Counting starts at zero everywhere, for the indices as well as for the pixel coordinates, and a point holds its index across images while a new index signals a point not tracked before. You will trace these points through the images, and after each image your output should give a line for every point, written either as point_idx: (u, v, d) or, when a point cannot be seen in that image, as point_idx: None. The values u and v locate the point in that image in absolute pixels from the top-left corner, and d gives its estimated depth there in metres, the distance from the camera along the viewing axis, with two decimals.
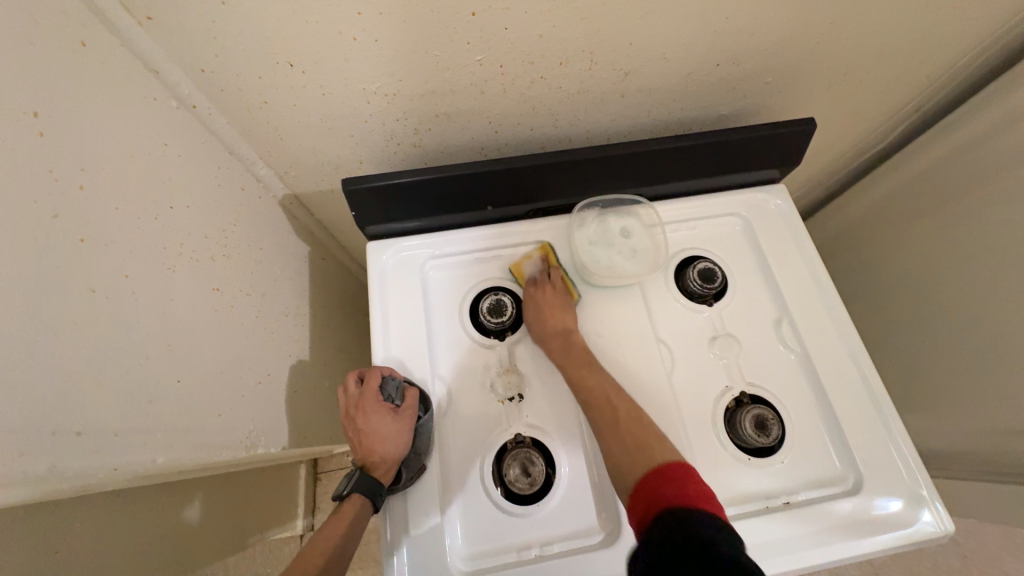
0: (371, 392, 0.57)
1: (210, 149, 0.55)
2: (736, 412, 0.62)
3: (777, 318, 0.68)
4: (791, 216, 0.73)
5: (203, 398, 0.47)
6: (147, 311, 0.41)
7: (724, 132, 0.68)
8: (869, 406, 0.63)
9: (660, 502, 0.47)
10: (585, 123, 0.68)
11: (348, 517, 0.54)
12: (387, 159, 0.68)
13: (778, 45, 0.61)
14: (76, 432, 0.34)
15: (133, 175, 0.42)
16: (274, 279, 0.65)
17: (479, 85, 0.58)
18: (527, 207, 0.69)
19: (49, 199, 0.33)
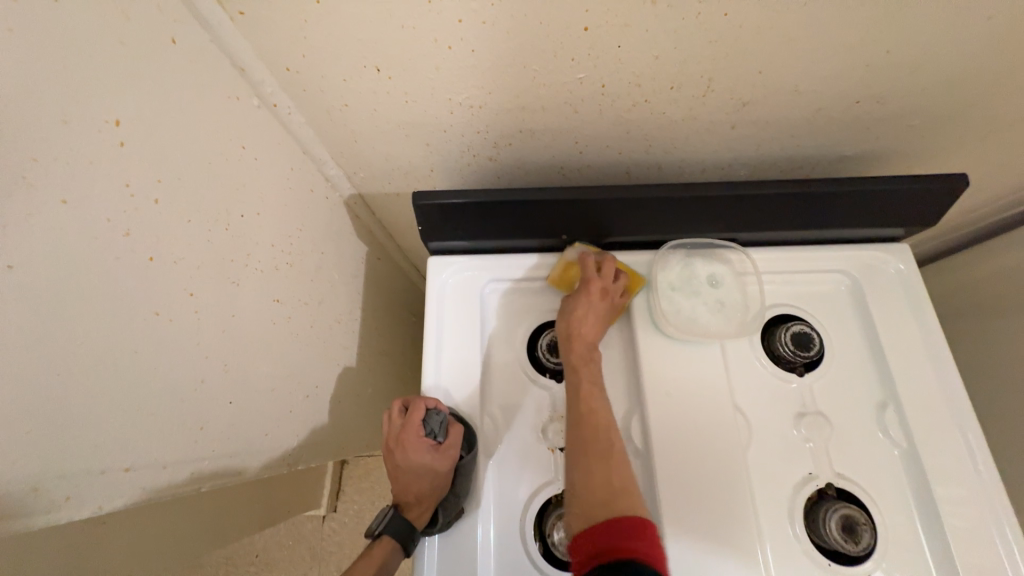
0: (411, 426, 0.54)
1: (285, 149, 0.52)
2: (820, 507, 0.54)
3: (880, 403, 0.59)
4: (914, 284, 0.62)
5: (251, 418, 0.45)
6: (207, 331, 0.38)
7: (849, 180, 0.58)
8: (988, 528, 0.53)
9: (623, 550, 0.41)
10: (683, 151, 0.61)
11: (377, 560, 0.54)
12: (459, 170, 0.63)
13: (941, 85, 0.51)
14: (126, 468, 0.32)
15: (209, 184, 0.39)
16: (331, 284, 0.62)
17: (574, 103, 0.52)
18: (604, 239, 0.63)
19: (122, 216, 0.31)
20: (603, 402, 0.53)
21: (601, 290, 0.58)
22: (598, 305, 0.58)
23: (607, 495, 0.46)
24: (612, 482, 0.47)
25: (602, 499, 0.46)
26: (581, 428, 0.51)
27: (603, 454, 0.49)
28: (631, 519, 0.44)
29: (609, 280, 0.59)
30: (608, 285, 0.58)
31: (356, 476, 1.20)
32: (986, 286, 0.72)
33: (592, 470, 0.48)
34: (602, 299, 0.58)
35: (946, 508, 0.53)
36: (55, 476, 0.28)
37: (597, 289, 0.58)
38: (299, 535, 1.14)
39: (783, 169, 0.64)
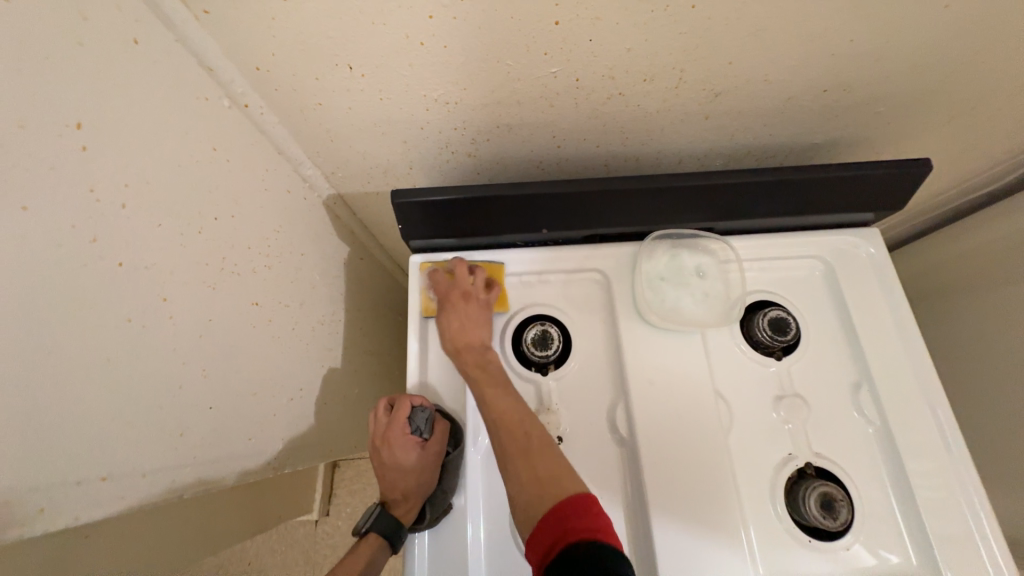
0: (398, 424, 0.55)
1: (259, 150, 0.52)
2: (799, 486, 0.56)
3: (854, 383, 0.61)
4: (885, 268, 0.64)
5: (233, 422, 0.44)
6: (183, 337, 0.38)
7: (818, 167, 0.59)
8: (957, 498, 0.55)
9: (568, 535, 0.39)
10: (659, 143, 0.61)
11: (364, 559, 0.54)
12: (438, 167, 0.63)
13: (904, 73, 0.52)
14: (102, 478, 0.31)
15: (178, 187, 0.38)
16: (313, 286, 0.62)
17: (549, 98, 0.52)
18: (584, 232, 0.64)
19: (88, 222, 0.30)
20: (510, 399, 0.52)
21: (464, 294, 0.60)
22: (471, 309, 0.59)
23: (540, 487, 0.44)
24: (538, 473, 0.45)
25: (534, 487, 0.44)
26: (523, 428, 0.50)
27: (524, 449, 0.48)
28: (574, 500, 0.42)
29: (469, 279, 0.61)
30: (466, 288, 0.60)
31: (347, 478, 1.19)
32: (954, 267, 0.74)
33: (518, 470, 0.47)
34: (469, 301, 0.59)
35: (918, 481, 0.56)
36: (27, 489, 0.27)
37: (461, 291, 0.60)
38: (291, 540, 1.14)
39: (756, 158, 0.65)
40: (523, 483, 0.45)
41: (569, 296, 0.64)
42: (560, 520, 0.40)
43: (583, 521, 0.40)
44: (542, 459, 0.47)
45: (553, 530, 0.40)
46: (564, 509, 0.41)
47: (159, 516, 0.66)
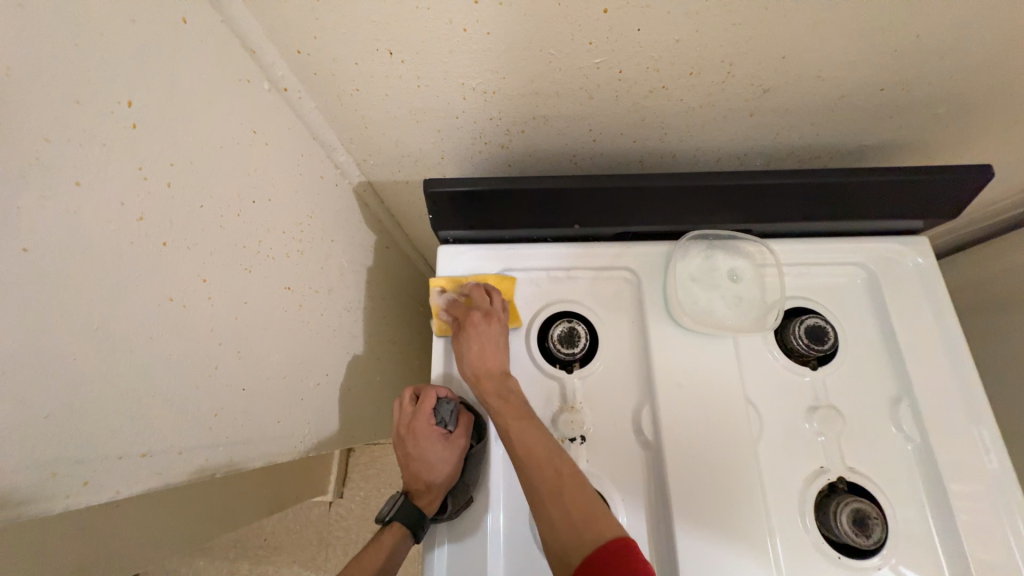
0: (422, 415, 0.55)
1: (295, 134, 0.52)
2: (830, 501, 0.54)
3: (894, 397, 0.58)
4: (933, 278, 0.61)
5: (264, 404, 0.45)
6: (220, 318, 0.38)
7: (868, 170, 0.57)
8: (1000, 524, 0.52)
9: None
10: (699, 140, 0.59)
11: (386, 548, 0.53)
12: (470, 157, 0.62)
13: (971, 72, 0.49)
14: (143, 453, 0.32)
15: (220, 169, 0.39)
16: (341, 272, 0.62)
17: (589, 90, 0.51)
18: (615, 229, 0.62)
19: (135, 200, 0.30)
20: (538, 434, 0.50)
21: (483, 315, 0.58)
22: (490, 330, 0.57)
23: (577, 530, 0.43)
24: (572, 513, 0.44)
25: (567, 529, 0.43)
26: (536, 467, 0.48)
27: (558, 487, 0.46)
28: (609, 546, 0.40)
29: (484, 300, 0.59)
30: (486, 308, 0.58)
31: (362, 462, 1.21)
32: (1009, 281, 0.70)
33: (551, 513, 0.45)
34: (489, 323, 0.57)
35: (960, 503, 0.53)
36: (72, 462, 0.27)
37: (479, 313, 0.58)
38: (306, 520, 1.16)
39: (800, 159, 0.63)
40: (560, 533, 0.43)
41: (597, 294, 0.63)
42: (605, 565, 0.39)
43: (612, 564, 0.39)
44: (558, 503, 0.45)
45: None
46: (606, 554, 0.40)
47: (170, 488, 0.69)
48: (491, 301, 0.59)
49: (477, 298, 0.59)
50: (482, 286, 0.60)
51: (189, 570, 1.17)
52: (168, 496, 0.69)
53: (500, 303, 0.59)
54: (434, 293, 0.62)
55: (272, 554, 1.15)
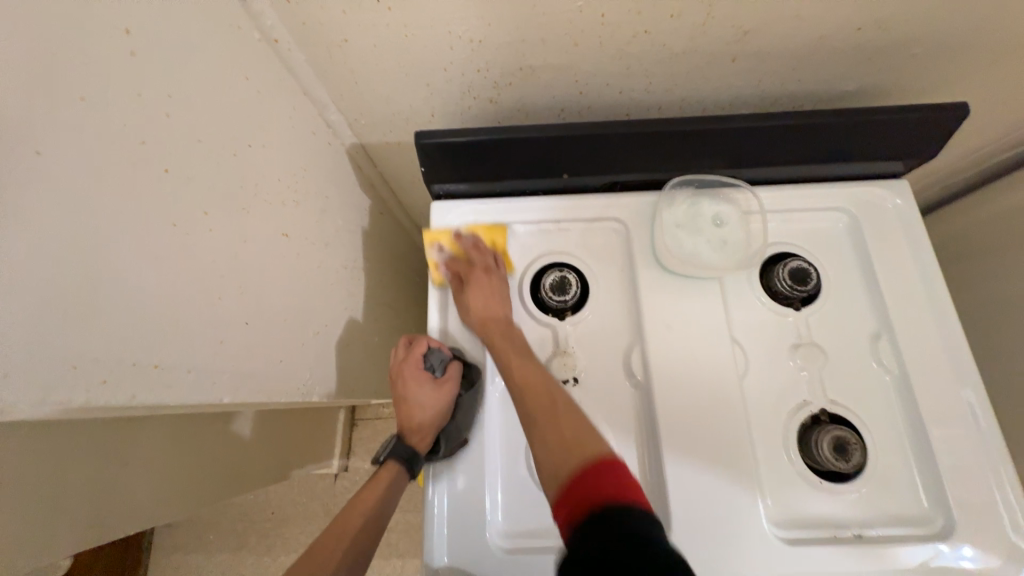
0: (414, 357, 0.59)
1: (287, 87, 0.53)
2: (812, 430, 0.56)
3: (874, 333, 0.60)
4: (911, 220, 0.63)
5: (266, 343, 0.46)
6: (222, 250, 0.40)
7: (847, 112, 0.58)
8: (975, 452, 0.55)
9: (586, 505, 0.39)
10: (683, 90, 0.61)
11: (380, 488, 0.55)
12: (460, 113, 0.64)
13: (944, 9, 0.50)
14: (154, 365, 0.34)
15: (216, 109, 0.40)
16: (337, 230, 0.64)
17: (574, 36, 0.52)
18: (604, 179, 0.64)
19: (136, 123, 0.32)
20: (536, 368, 0.53)
21: (483, 268, 0.61)
22: (492, 281, 0.60)
23: (569, 449, 0.44)
24: (565, 436, 0.46)
25: (563, 450, 0.45)
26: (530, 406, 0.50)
27: (554, 415, 0.48)
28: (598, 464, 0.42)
29: (482, 254, 0.62)
30: (486, 262, 0.61)
31: (366, 435, 1.23)
32: (989, 229, 0.72)
33: (545, 435, 0.47)
34: (490, 276, 0.60)
35: (938, 432, 0.55)
36: (90, 361, 0.29)
37: (479, 268, 0.61)
38: (313, 491, 1.20)
39: (782, 108, 0.64)
40: (552, 448, 0.45)
41: (587, 244, 0.65)
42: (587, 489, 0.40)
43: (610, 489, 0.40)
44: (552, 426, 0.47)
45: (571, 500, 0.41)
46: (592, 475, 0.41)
47: (171, 446, 0.73)
48: (491, 252, 0.62)
49: (476, 254, 0.62)
50: (473, 236, 0.63)
51: (202, 543, 1.20)
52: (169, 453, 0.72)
53: (490, 254, 0.63)
54: (427, 248, 0.64)
55: (281, 525, 1.19)
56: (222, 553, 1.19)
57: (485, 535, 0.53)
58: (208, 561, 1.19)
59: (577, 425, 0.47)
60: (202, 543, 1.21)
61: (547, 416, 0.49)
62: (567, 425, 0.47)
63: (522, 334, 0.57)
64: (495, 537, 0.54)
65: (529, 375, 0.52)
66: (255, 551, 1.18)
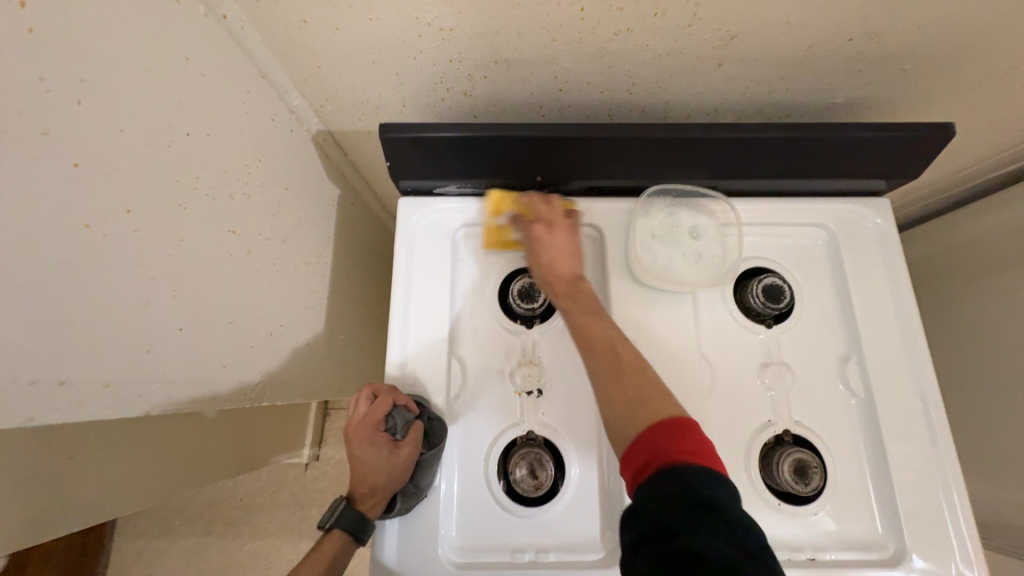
0: (373, 418, 0.53)
1: (240, 68, 0.49)
2: (774, 451, 0.56)
3: (844, 355, 0.59)
4: (890, 240, 0.62)
5: (205, 347, 0.44)
6: (149, 251, 0.37)
7: (833, 126, 0.56)
8: (933, 479, 0.55)
9: (660, 459, 0.40)
10: (666, 93, 0.58)
11: (327, 557, 0.52)
12: (433, 105, 0.60)
13: (938, 24, 0.48)
14: (60, 381, 0.31)
15: (146, 95, 0.36)
16: (297, 223, 0.60)
17: (552, 30, 0.49)
18: (580, 183, 0.61)
19: (38, 112, 0.28)
20: (605, 324, 0.51)
21: (547, 225, 0.58)
22: (556, 238, 0.57)
23: (632, 408, 0.44)
24: (629, 395, 0.45)
25: (624, 409, 0.44)
26: (594, 349, 0.49)
27: (618, 368, 0.47)
28: (670, 423, 0.41)
29: (547, 210, 0.59)
30: (550, 217, 0.58)
31: (338, 425, 1.21)
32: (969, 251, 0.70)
33: (607, 391, 0.46)
34: (553, 231, 0.57)
35: (897, 457, 0.55)
36: None
37: (542, 224, 0.58)
38: (282, 480, 1.18)
39: (768, 117, 0.62)
40: (616, 404, 0.45)
41: None
42: (652, 444, 0.41)
43: (675, 444, 0.40)
44: (617, 383, 0.46)
45: (638, 456, 0.41)
46: (658, 432, 0.41)
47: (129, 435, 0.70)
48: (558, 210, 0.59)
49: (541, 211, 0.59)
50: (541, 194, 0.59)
51: (167, 527, 1.18)
52: (123, 448, 0.70)
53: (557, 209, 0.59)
54: (491, 216, 0.61)
55: (248, 513, 1.17)
56: (188, 539, 1.17)
57: (438, 548, 0.53)
58: (174, 547, 1.17)
59: (640, 380, 0.46)
60: (167, 528, 1.19)
61: (610, 362, 0.48)
62: (635, 381, 0.46)
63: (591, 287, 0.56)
64: (448, 550, 0.53)
65: (590, 321, 0.52)
66: (222, 536, 1.16)
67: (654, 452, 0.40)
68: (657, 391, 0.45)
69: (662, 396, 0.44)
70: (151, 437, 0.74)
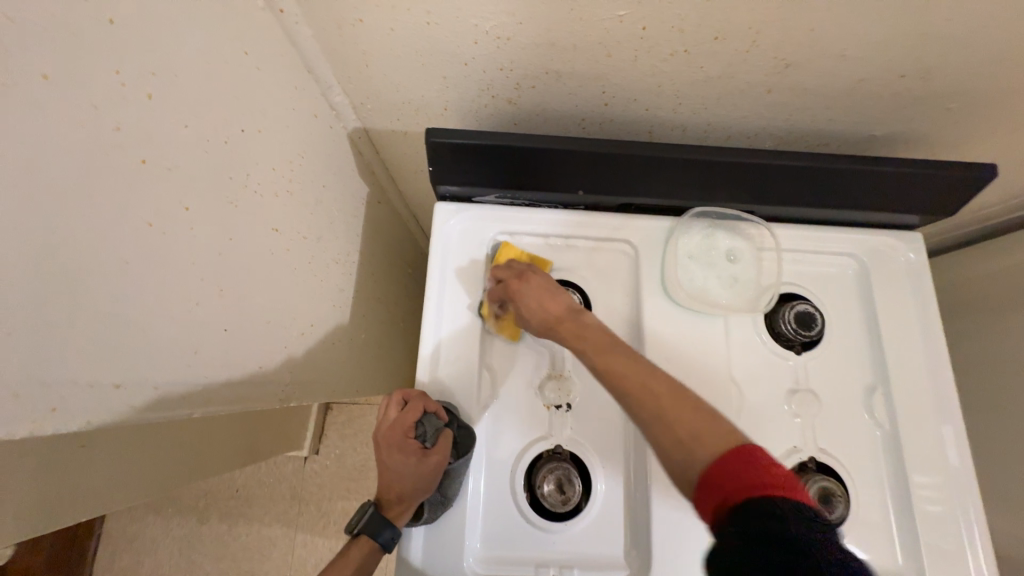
0: (402, 424, 0.52)
1: (290, 63, 0.48)
2: (800, 479, 0.56)
3: (870, 385, 0.60)
4: (919, 275, 0.62)
5: (244, 348, 0.43)
6: (202, 250, 0.36)
7: (875, 159, 0.56)
8: (954, 513, 0.55)
9: (741, 494, 0.34)
10: (712, 115, 0.58)
11: (353, 562, 0.52)
12: (475, 111, 0.60)
13: (991, 65, 0.48)
14: (115, 383, 0.30)
15: (208, 90, 0.35)
16: (331, 221, 0.59)
17: (608, 46, 0.49)
18: (619, 199, 0.61)
19: (112, 106, 0.27)
20: (622, 350, 0.46)
21: (519, 276, 0.54)
22: (534, 280, 0.53)
23: (689, 447, 0.39)
24: (681, 433, 0.39)
25: (677, 448, 0.39)
26: (627, 391, 0.43)
27: (654, 400, 0.42)
28: (740, 452, 0.36)
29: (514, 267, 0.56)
30: (517, 271, 0.55)
31: (340, 421, 1.19)
32: (992, 285, 0.71)
33: (654, 431, 0.41)
34: (524, 280, 0.54)
35: (920, 490, 0.56)
36: (37, 383, 0.26)
37: (512, 278, 0.55)
38: (280, 474, 1.16)
39: (808, 144, 0.62)
40: (665, 447, 0.40)
41: (595, 265, 0.62)
42: (728, 476, 0.36)
43: (755, 475, 0.35)
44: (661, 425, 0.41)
45: (714, 492, 0.36)
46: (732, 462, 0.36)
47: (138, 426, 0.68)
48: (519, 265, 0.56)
49: (502, 272, 0.56)
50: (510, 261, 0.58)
51: (161, 517, 1.16)
52: (133, 440, 0.68)
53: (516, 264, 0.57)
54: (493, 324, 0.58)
55: (244, 505, 1.15)
56: (181, 529, 1.15)
57: (462, 560, 0.52)
58: (164, 536, 1.15)
59: (684, 410, 0.41)
60: (160, 518, 1.16)
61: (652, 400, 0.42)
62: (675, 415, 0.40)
63: (593, 319, 0.50)
64: (471, 562, 0.53)
65: (607, 352, 0.46)
66: (217, 529, 1.15)
67: (739, 484, 0.35)
68: (693, 408, 0.41)
69: (705, 420, 0.40)
70: (157, 428, 0.72)
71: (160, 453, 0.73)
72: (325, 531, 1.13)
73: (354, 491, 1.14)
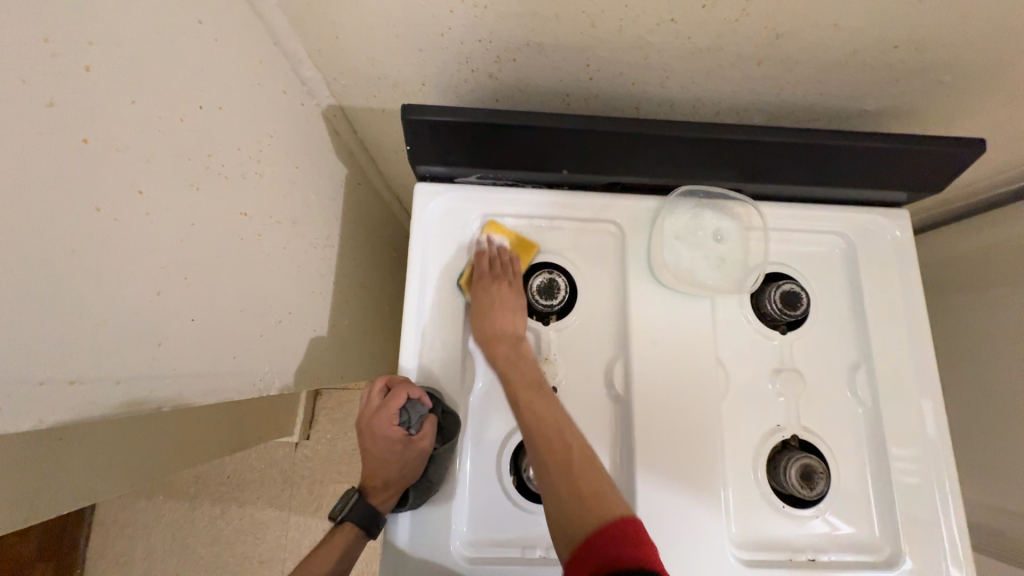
0: (387, 412, 0.52)
1: (252, 34, 0.45)
2: (783, 456, 0.56)
3: (853, 364, 0.60)
4: (906, 253, 0.62)
5: (214, 338, 0.41)
6: (161, 236, 0.34)
7: (865, 135, 0.55)
8: (931, 486, 0.56)
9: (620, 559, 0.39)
10: (700, 89, 0.56)
11: (340, 547, 0.54)
12: (454, 86, 0.57)
13: (987, 35, 0.47)
14: (70, 380, 0.29)
15: (157, 62, 0.33)
16: (307, 204, 0.57)
17: (592, 15, 0.46)
18: (605, 178, 0.59)
19: (43, 81, 0.25)
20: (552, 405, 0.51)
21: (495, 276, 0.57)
22: (503, 294, 0.56)
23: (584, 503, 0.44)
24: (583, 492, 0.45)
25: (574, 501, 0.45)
26: (538, 434, 0.48)
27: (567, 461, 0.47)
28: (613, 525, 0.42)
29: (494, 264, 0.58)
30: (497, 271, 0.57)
31: (329, 407, 1.18)
32: (978, 262, 0.71)
33: (554, 478, 0.46)
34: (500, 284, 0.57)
35: (898, 464, 0.57)
36: None
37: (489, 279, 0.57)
38: (271, 460, 1.16)
39: (799, 119, 0.60)
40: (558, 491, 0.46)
41: (581, 247, 0.61)
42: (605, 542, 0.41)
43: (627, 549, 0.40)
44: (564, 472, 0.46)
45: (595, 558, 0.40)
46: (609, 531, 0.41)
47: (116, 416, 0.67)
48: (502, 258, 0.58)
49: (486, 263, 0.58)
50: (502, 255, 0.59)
51: (151, 504, 1.16)
52: (111, 431, 0.67)
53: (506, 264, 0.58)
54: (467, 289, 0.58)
55: (235, 490, 1.16)
56: (172, 515, 1.16)
57: (449, 543, 0.52)
58: (156, 522, 1.16)
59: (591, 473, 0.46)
60: (151, 504, 1.17)
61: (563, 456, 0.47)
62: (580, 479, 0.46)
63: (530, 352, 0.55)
64: (459, 545, 0.53)
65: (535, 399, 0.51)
66: (209, 514, 1.15)
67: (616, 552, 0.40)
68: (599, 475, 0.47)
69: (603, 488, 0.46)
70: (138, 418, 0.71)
71: (143, 443, 0.72)
72: (318, 514, 1.13)
73: (345, 475, 1.15)
